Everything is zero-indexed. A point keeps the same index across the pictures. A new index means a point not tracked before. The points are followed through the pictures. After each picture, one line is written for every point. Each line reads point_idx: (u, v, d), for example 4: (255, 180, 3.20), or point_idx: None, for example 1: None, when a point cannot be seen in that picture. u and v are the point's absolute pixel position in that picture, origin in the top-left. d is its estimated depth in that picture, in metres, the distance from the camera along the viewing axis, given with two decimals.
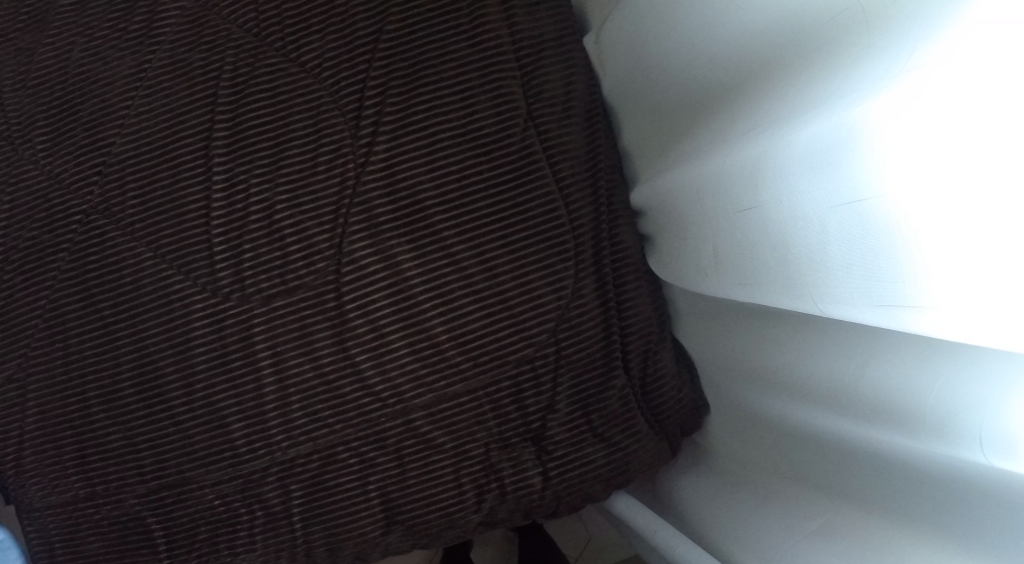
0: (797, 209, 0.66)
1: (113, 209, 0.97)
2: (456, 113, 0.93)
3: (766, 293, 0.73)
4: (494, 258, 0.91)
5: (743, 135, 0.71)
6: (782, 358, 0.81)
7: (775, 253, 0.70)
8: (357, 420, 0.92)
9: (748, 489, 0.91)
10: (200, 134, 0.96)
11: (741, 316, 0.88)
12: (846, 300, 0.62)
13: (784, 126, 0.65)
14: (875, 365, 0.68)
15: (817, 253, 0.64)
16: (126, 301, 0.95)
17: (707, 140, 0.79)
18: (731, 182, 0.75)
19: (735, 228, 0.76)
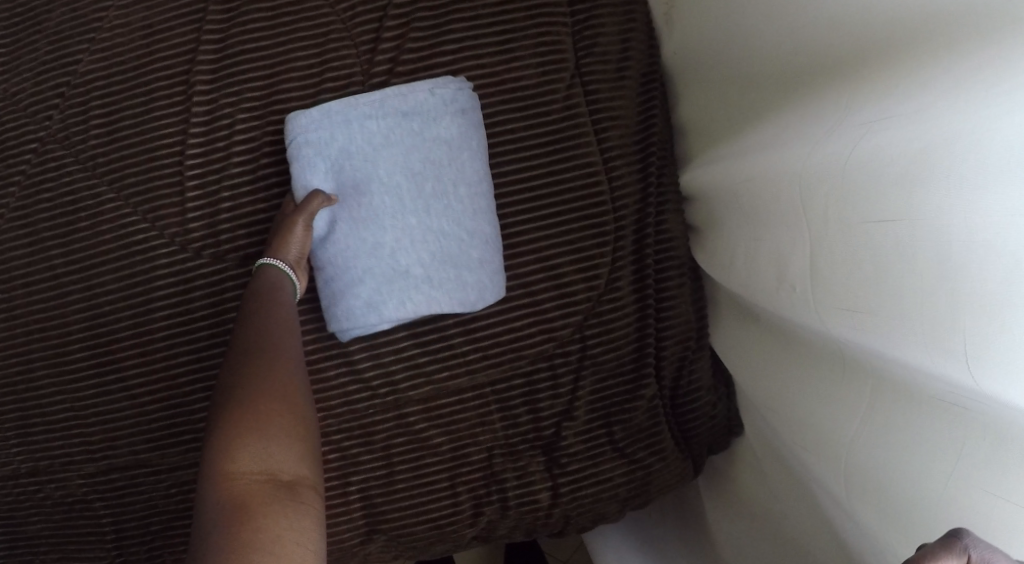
0: (965, 238, 0.49)
1: (73, 140, 0.82)
2: (491, 59, 0.82)
3: (880, 336, 0.56)
4: (519, 234, 0.81)
5: (884, 128, 0.55)
6: (829, 415, 0.65)
7: (897, 286, 0.55)
8: (342, 410, 0.80)
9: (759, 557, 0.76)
10: (182, 58, 0.82)
11: (800, 352, 0.70)
12: (1020, 372, 0.46)
13: (956, 125, 0.49)
14: (971, 456, 0.51)
15: (979, 299, 0.48)
16: (82, 249, 0.82)
17: (821, 129, 0.63)
18: (859, 187, 0.57)
19: (848, 244, 0.60)
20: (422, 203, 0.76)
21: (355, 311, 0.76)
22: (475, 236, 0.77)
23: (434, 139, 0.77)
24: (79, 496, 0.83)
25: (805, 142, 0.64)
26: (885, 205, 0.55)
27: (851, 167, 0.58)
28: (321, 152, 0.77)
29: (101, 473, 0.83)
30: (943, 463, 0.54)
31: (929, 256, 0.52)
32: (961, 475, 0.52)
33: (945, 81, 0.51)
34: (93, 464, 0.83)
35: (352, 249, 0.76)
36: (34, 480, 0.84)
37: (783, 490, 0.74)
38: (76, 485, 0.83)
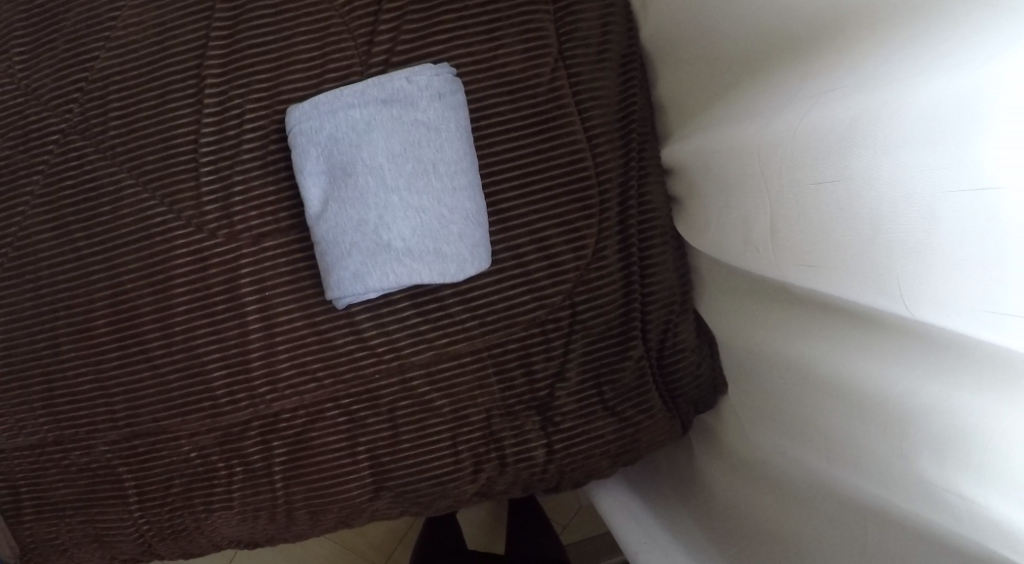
0: (894, 188, 0.55)
1: (93, 131, 0.88)
2: (480, 46, 0.87)
3: (836, 280, 0.63)
4: (510, 210, 0.86)
5: (823, 97, 0.62)
6: (795, 348, 0.74)
7: (833, 233, 0.63)
8: (349, 375, 0.86)
9: (739, 481, 0.86)
10: (193, 53, 0.87)
11: (782, 302, 0.77)
12: (944, 303, 0.53)
13: (875, 91, 0.56)
14: (900, 370, 0.60)
15: (885, 239, 0.57)
16: (103, 231, 0.87)
17: (773, 100, 0.70)
18: (808, 148, 0.64)
19: (805, 201, 0.66)
20: (404, 181, 0.79)
21: (344, 281, 0.81)
22: (455, 213, 0.80)
23: (412, 122, 0.79)
24: (104, 462, 0.89)
25: (767, 111, 0.70)
26: (821, 163, 0.62)
27: (802, 131, 0.64)
28: (313, 139, 0.81)
29: (124, 440, 0.89)
30: (893, 387, 0.61)
31: (868, 205, 0.58)
32: (901, 394, 0.60)
33: (879, 48, 0.57)
34: (116, 432, 0.88)
35: (340, 226, 0.80)
36: (60, 448, 0.89)
37: (757, 422, 0.83)
38: (101, 451, 0.89)
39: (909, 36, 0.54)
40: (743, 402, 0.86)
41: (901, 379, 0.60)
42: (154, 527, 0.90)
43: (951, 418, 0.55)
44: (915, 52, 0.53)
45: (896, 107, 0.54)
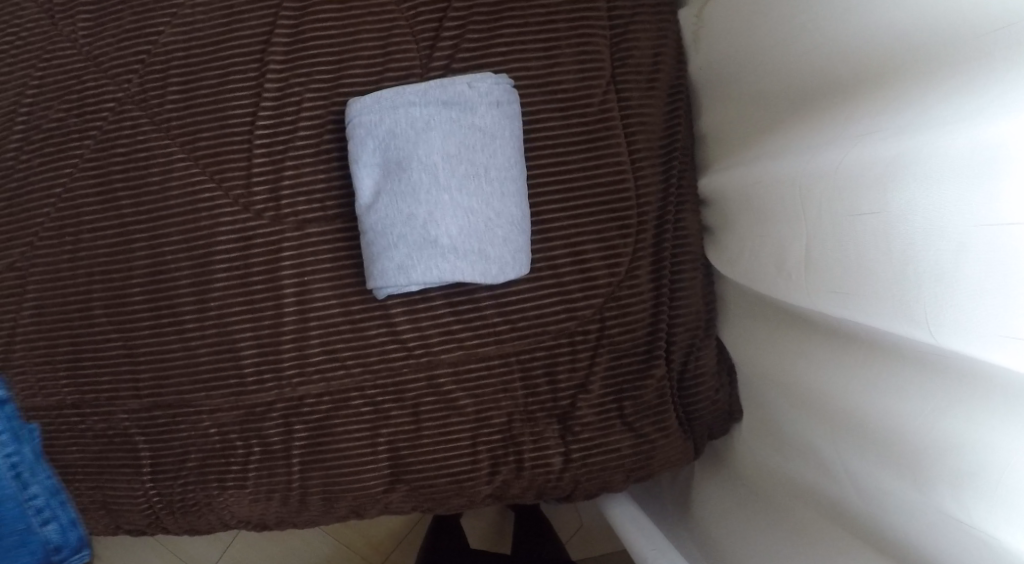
0: (925, 221, 0.59)
1: (150, 102, 0.90)
2: (536, 62, 0.90)
3: (863, 308, 0.67)
4: (552, 221, 0.89)
5: (861, 135, 0.66)
6: (813, 373, 0.78)
7: (862, 262, 0.67)
8: (378, 366, 0.87)
9: (743, 499, 0.90)
10: (258, 38, 0.90)
11: (803, 330, 0.80)
12: (958, 329, 0.57)
13: (912, 132, 0.60)
14: (914, 394, 0.64)
15: (908, 269, 0.61)
16: (150, 201, 0.89)
17: (811, 136, 0.74)
18: (846, 181, 0.67)
19: (839, 233, 0.70)
20: (456, 182, 0.82)
21: (388, 271, 0.83)
22: (501, 218, 0.83)
23: (469, 126, 0.82)
24: (121, 429, 0.89)
25: (807, 146, 0.74)
26: (855, 195, 0.66)
27: (840, 164, 0.68)
28: (371, 132, 0.84)
29: (145, 410, 0.89)
30: (907, 410, 0.65)
31: (899, 237, 0.62)
32: (914, 417, 0.64)
33: (918, 91, 0.61)
34: (138, 402, 0.89)
35: (390, 218, 0.82)
36: (79, 413, 0.90)
37: (768, 442, 0.87)
38: (120, 420, 0.89)
39: (948, 79, 0.58)
40: (754, 423, 0.90)
41: (919, 404, 0.63)
42: (164, 499, 0.89)
43: (965, 441, 0.59)
44: (952, 94, 0.57)
45: (932, 147, 0.58)
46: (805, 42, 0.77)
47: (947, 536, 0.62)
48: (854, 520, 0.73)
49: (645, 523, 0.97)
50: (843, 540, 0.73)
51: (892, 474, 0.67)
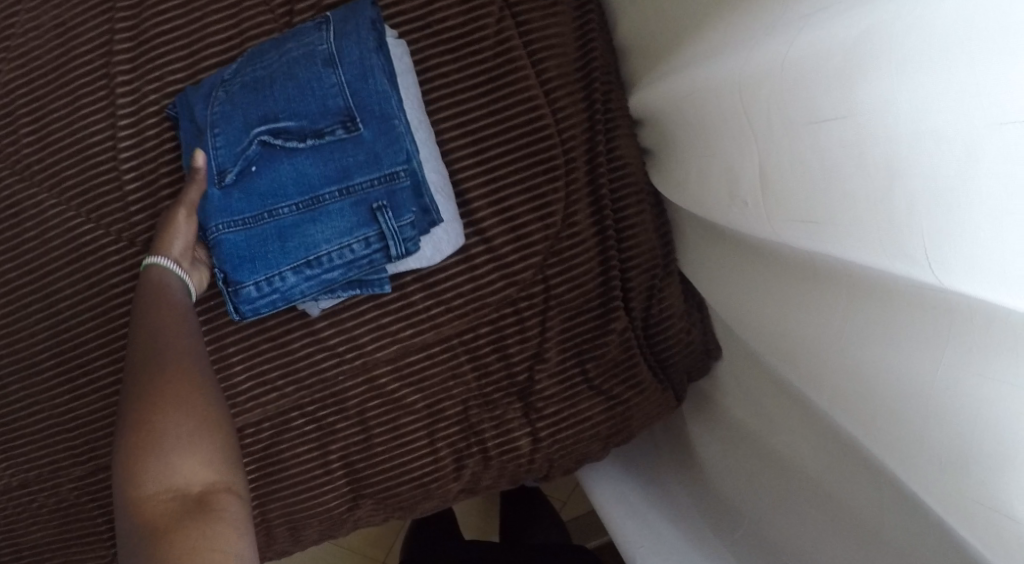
0: (898, 124, 0.45)
1: (6, 150, 0.81)
2: (413, 4, 0.80)
3: (840, 241, 0.52)
4: (468, 180, 0.79)
5: (799, 24, 0.52)
6: (789, 319, 0.64)
7: (823, 183, 0.53)
8: (312, 381, 0.80)
9: (743, 460, 0.78)
10: (99, 50, 0.79)
11: (778, 264, 0.66)
12: (955, 262, 0.43)
13: (858, 14, 0.45)
14: (906, 343, 0.51)
15: (882, 191, 0.47)
16: (32, 258, 0.81)
17: (746, 32, 0.60)
18: (796, 83, 0.53)
19: (795, 149, 0.56)
20: (316, 146, 0.73)
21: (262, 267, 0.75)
22: (371, 179, 0.73)
23: (326, 77, 0.73)
24: (73, 500, 0.84)
25: (741, 44, 0.60)
26: (810, 101, 0.52)
27: (785, 64, 0.53)
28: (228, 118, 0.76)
29: (89, 475, 0.84)
30: (899, 365, 0.51)
31: (866, 148, 0.48)
32: (909, 373, 0.51)
33: None
34: (80, 468, 0.83)
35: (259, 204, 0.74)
36: (28, 491, 0.85)
37: (760, 395, 0.75)
38: (67, 490, 0.84)
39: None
40: (744, 373, 0.77)
41: (921, 357, 0.49)
42: None
43: (983, 407, 0.45)
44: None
45: (903, 23, 0.42)
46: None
47: (966, 523, 0.48)
48: (871, 484, 0.61)
49: (627, 500, 0.90)
50: (871, 512, 0.61)
51: (890, 441, 0.54)
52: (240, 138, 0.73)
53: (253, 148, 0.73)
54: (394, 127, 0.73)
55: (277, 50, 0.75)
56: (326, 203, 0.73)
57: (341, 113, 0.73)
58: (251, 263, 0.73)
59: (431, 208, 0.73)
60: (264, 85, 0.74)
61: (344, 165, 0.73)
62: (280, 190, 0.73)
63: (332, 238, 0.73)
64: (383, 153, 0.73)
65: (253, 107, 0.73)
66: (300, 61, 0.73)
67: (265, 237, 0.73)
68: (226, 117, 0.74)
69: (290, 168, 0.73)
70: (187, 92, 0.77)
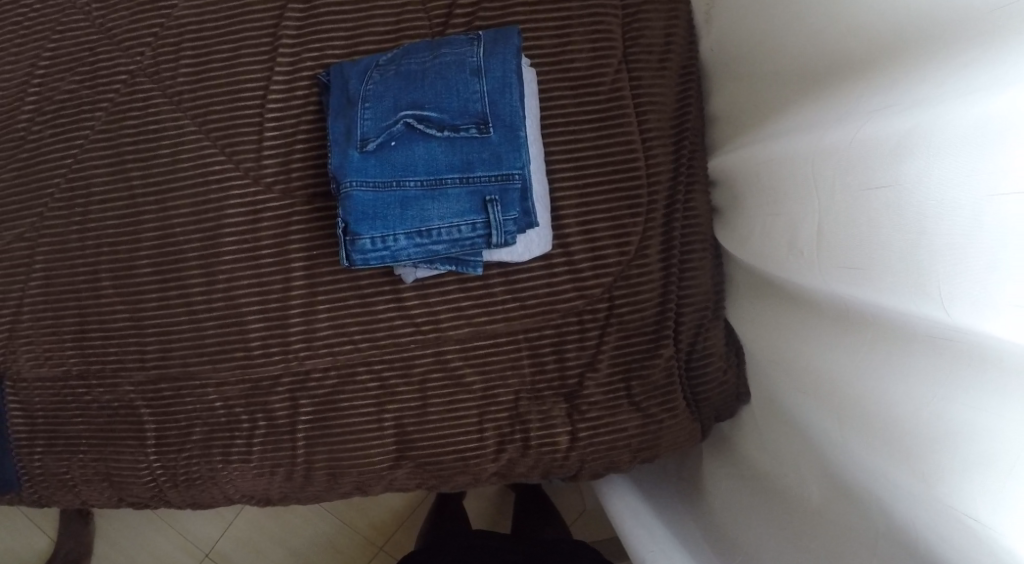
0: (940, 195, 0.57)
1: (162, 75, 0.89)
2: (549, 41, 0.90)
3: (874, 288, 0.64)
4: (563, 199, 0.89)
5: (866, 113, 0.64)
6: (818, 360, 0.75)
7: (870, 241, 0.64)
8: (386, 342, 0.87)
9: (754, 490, 0.87)
10: (271, 12, 0.89)
11: (805, 312, 0.78)
12: (973, 307, 0.54)
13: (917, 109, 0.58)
14: (925, 378, 0.61)
15: (919, 247, 0.59)
16: (158, 174, 0.88)
17: (817, 115, 0.73)
18: (855, 158, 0.65)
19: (847, 213, 0.67)
20: (449, 138, 0.80)
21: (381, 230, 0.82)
22: (492, 178, 0.79)
23: (468, 83, 0.81)
24: (126, 401, 0.89)
25: (813, 124, 0.73)
26: (864, 174, 0.64)
27: (848, 142, 0.66)
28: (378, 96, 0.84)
29: (150, 382, 0.88)
30: (919, 397, 0.62)
31: (910, 212, 0.60)
32: (926, 404, 0.61)
33: (924, 67, 0.59)
34: (143, 374, 0.88)
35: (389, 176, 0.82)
36: (84, 383, 0.89)
37: (776, 432, 0.84)
38: (125, 391, 0.89)
39: (950, 50, 0.56)
40: (763, 413, 0.87)
41: (931, 388, 0.61)
42: (167, 473, 0.89)
43: (980, 429, 0.56)
44: (955, 66, 0.55)
45: (947, 118, 0.55)
46: (809, 23, 0.76)
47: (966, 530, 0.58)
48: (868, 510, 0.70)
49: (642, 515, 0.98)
50: (861, 531, 0.71)
51: (902, 463, 0.64)
52: (387, 115, 0.81)
53: (396, 127, 0.80)
54: (518, 137, 0.80)
55: (433, 51, 0.83)
56: (447, 186, 0.80)
57: (477, 115, 0.80)
58: (371, 220, 0.80)
59: (532, 212, 0.80)
60: (416, 76, 0.82)
61: (468, 158, 0.80)
62: (409, 166, 0.80)
63: (445, 216, 0.80)
64: (504, 156, 0.80)
65: (404, 93, 0.81)
66: (451, 66, 0.81)
67: (388, 203, 0.80)
68: (377, 96, 0.82)
69: (424, 150, 0.80)
70: (344, 65, 0.86)
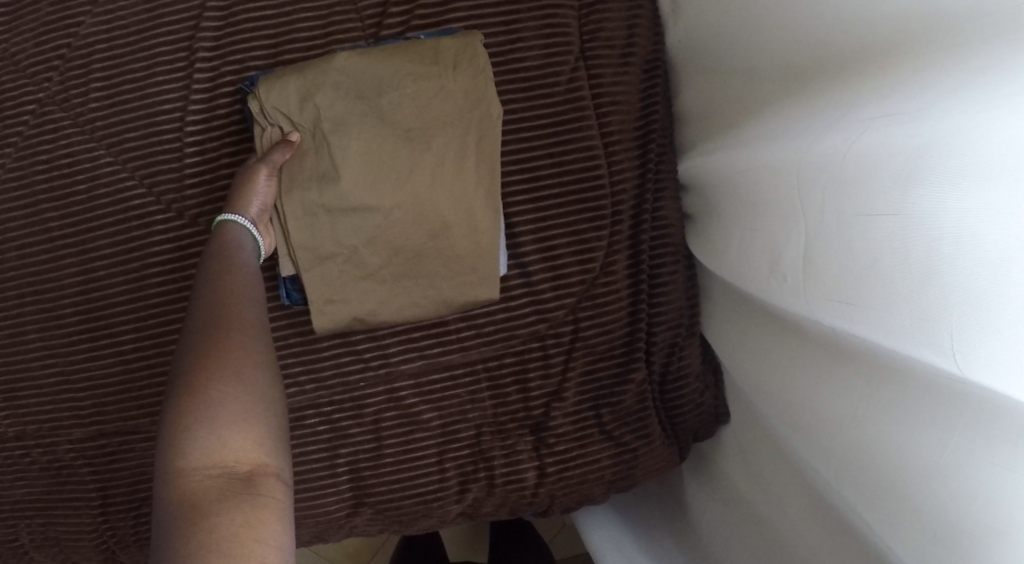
0: (941, 225, 0.49)
1: (73, 103, 0.82)
2: (495, 38, 0.82)
3: (872, 325, 0.57)
4: (517, 215, 0.82)
5: (857, 126, 0.56)
6: (805, 390, 0.68)
7: (866, 270, 0.57)
8: (334, 382, 0.81)
9: (738, 521, 0.81)
10: (186, 23, 0.81)
11: (791, 336, 0.71)
12: (981, 352, 0.47)
13: (913, 126, 0.50)
14: (924, 423, 0.54)
15: (918, 280, 0.51)
16: (77, 214, 0.81)
17: (798, 123, 0.65)
18: (850, 176, 0.57)
19: (841, 235, 0.60)
20: None
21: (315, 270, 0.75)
22: None
23: None
24: (67, 461, 0.84)
25: (794, 134, 0.65)
26: (858, 195, 0.57)
27: (841, 157, 0.58)
28: None
29: (90, 438, 0.83)
30: (917, 444, 0.55)
31: (907, 241, 0.52)
32: (926, 452, 0.54)
33: (916, 73, 0.51)
34: (82, 430, 0.83)
35: None
36: (21, 444, 0.84)
37: (761, 460, 0.78)
38: (64, 451, 0.84)
39: (948, 57, 0.48)
40: (748, 438, 0.81)
41: (931, 435, 0.54)
42: (117, 532, 0.84)
43: (992, 486, 0.49)
44: (956, 77, 0.47)
45: (954, 135, 0.47)
46: (786, 16, 0.67)
47: None
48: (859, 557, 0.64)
49: None
50: None
51: (901, 514, 0.57)
52: None
53: None
54: None
55: None
56: None
57: None
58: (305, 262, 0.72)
59: None
60: None
61: None
62: None
63: None
64: None
65: None
66: None
67: None
68: None
69: None
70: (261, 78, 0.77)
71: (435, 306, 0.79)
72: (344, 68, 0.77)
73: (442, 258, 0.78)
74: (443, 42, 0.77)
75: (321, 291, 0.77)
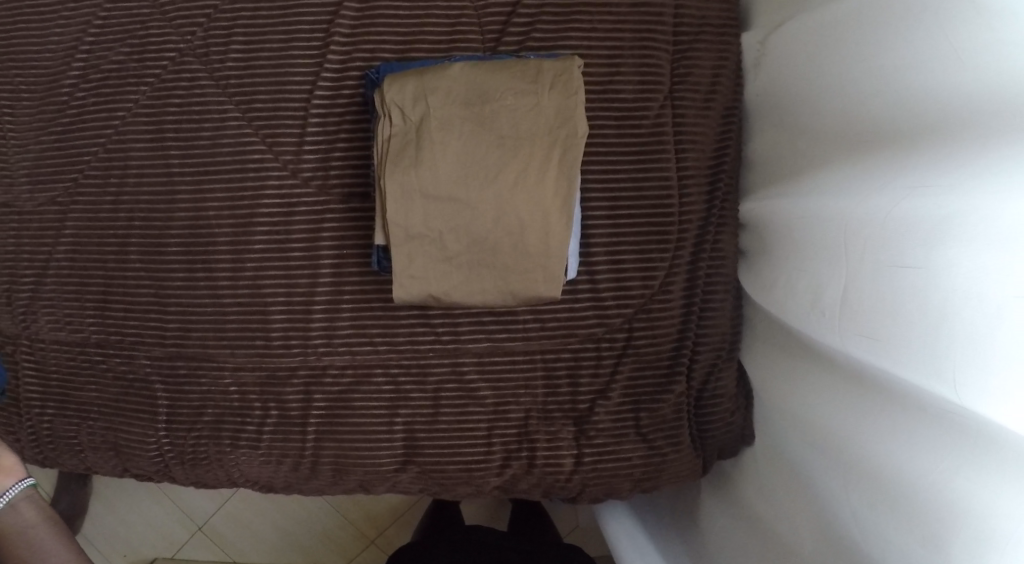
0: (966, 283, 0.57)
1: (210, 58, 0.89)
2: (598, 69, 0.90)
3: (894, 360, 0.65)
4: (594, 227, 0.90)
5: (900, 188, 0.65)
6: (827, 415, 0.76)
7: (893, 311, 0.65)
8: (405, 347, 0.88)
9: (747, 528, 0.89)
10: (325, 7, 0.88)
11: (821, 367, 0.79)
12: (984, 392, 0.55)
13: (949, 196, 0.59)
14: (931, 450, 0.63)
15: (939, 324, 0.59)
16: (197, 156, 0.88)
17: (852, 178, 0.73)
18: (888, 230, 0.66)
19: (875, 280, 0.68)
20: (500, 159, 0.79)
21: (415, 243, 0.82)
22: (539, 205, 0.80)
23: None
24: (141, 375, 0.90)
25: (847, 187, 0.73)
26: (896, 248, 0.65)
27: (881, 213, 0.66)
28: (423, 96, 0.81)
29: (168, 358, 0.89)
30: (924, 468, 0.63)
31: (937, 293, 0.60)
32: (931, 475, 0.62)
33: (955, 148, 0.59)
34: (161, 349, 0.89)
35: None
36: (101, 352, 0.90)
37: (776, 476, 0.86)
38: (141, 365, 0.90)
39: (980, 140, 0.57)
40: (766, 455, 0.89)
41: (936, 461, 0.62)
42: (175, 449, 0.90)
43: (981, 508, 0.57)
44: (984, 159, 0.56)
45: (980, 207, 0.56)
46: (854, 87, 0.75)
47: None
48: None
49: None
50: None
51: (904, 527, 0.65)
52: None
53: None
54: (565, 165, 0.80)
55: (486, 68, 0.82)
56: None
57: None
58: None
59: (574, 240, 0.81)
60: None
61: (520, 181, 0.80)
62: None
63: None
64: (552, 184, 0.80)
65: None
66: None
67: None
68: None
69: None
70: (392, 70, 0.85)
71: (501, 295, 0.82)
72: (458, 77, 0.82)
73: (515, 254, 0.80)
74: (546, 63, 0.82)
75: (404, 265, 0.81)
